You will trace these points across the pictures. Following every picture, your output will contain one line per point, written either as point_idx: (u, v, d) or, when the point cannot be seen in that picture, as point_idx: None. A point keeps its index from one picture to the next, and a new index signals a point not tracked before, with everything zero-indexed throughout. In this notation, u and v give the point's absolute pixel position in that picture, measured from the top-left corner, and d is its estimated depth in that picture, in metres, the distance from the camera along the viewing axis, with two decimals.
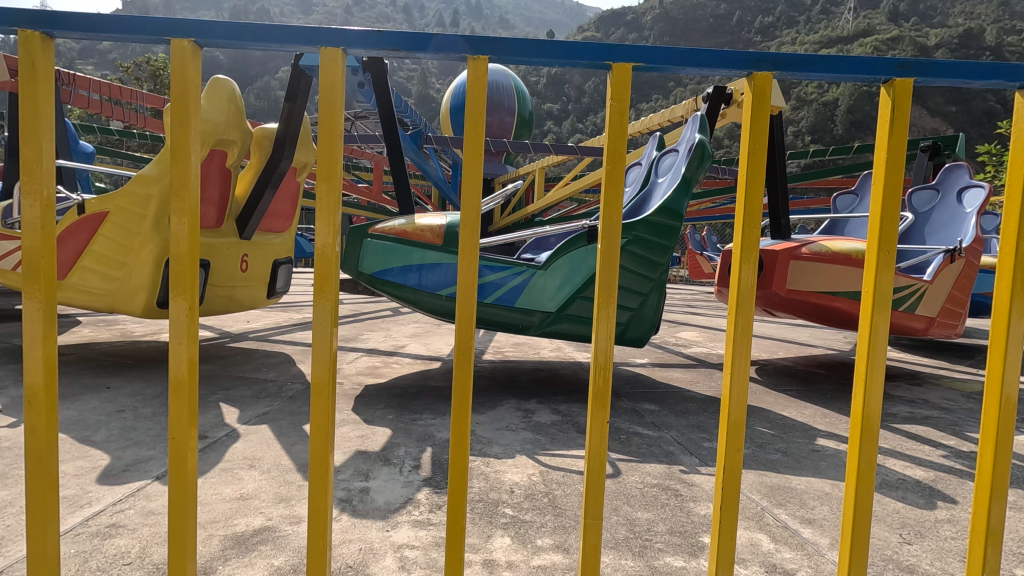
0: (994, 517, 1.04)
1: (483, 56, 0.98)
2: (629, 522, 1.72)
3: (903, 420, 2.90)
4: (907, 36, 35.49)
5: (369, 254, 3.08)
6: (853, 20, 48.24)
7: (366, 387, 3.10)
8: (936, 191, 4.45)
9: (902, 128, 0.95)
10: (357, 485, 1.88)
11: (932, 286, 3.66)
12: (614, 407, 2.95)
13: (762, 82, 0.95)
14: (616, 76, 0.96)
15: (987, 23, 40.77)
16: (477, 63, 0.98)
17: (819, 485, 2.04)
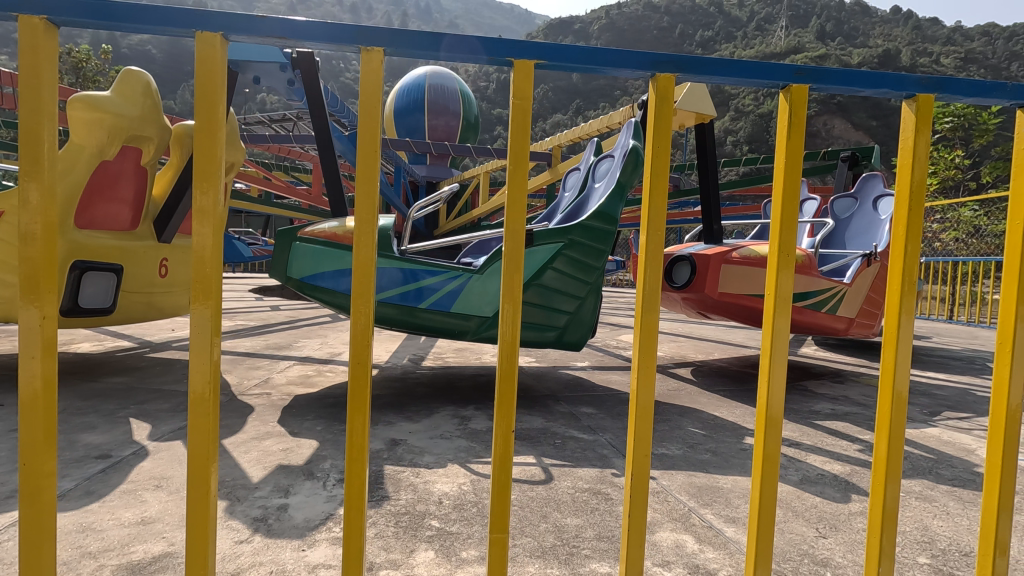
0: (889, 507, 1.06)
1: (377, 48, 0.91)
2: (558, 529, 1.70)
3: (825, 417, 3.04)
4: (832, 55, 37.96)
5: (299, 257, 2.96)
6: (785, 37, 51.09)
7: (295, 398, 2.97)
8: (855, 199, 4.73)
9: (800, 134, 0.97)
10: (275, 502, 1.78)
11: (851, 288, 3.87)
12: (552, 411, 2.95)
13: (664, 84, 0.96)
14: (518, 74, 0.93)
15: (903, 44, 44.11)
16: (370, 55, 0.91)
17: (744, 483, 2.10)
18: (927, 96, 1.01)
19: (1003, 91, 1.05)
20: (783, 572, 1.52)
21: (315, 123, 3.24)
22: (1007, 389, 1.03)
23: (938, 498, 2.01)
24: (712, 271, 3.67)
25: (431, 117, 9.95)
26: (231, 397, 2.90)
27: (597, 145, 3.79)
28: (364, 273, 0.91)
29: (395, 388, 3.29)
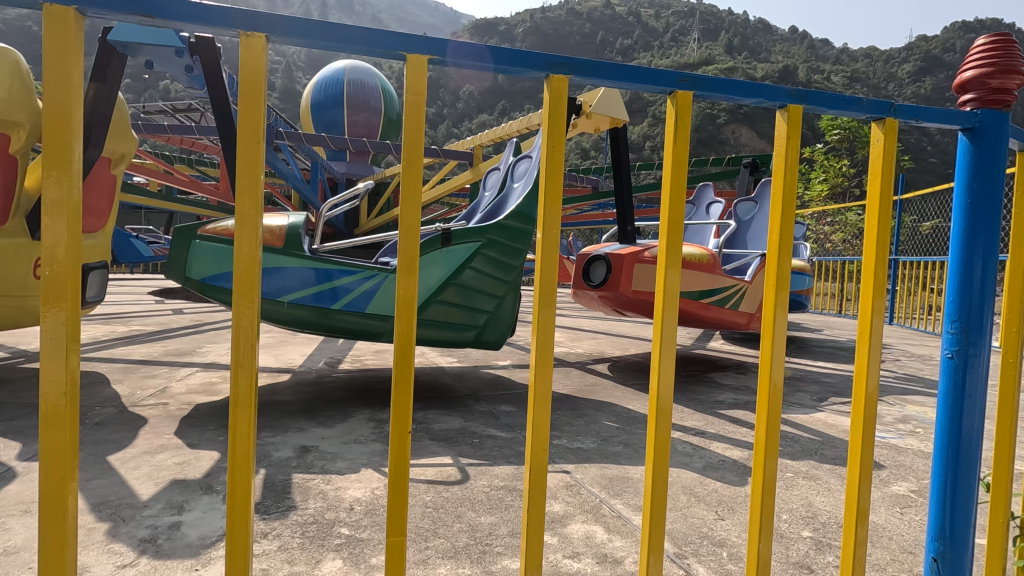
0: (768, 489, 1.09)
1: (258, 35, 0.81)
2: (472, 528, 1.70)
3: (728, 406, 3.25)
4: (739, 69, 40.73)
5: (199, 256, 2.76)
6: (697, 50, 54.19)
7: (197, 407, 2.77)
8: (754, 203, 5.10)
9: (685, 141, 0.98)
10: (167, 520, 1.65)
11: (751, 286, 4.16)
12: (472, 411, 2.94)
13: (559, 87, 0.92)
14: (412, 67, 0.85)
15: (799, 61, 48.06)
16: (250, 41, 0.81)
17: None
18: (796, 107, 1.05)
19: (863, 105, 1.06)
20: (683, 555, 1.61)
21: (214, 111, 2.96)
22: (866, 376, 1.09)
23: (821, 476, 2.21)
24: (626, 270, 3.81)
25: (350, 113, 9.66)
26: (122, 409, 2.66)
27: (517, 146, 3.83)
28: (241, 273, 0.80)
29: (308, 393, 3.15)
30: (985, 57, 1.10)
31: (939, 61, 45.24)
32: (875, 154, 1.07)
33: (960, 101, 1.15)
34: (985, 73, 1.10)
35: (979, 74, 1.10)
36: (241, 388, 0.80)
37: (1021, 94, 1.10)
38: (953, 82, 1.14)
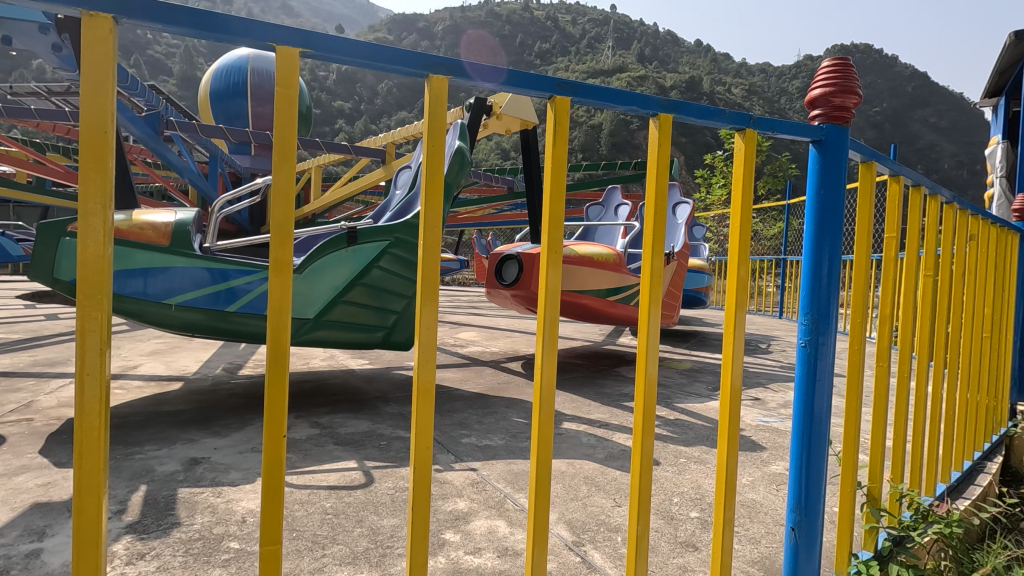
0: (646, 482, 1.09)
1: (105, 15, 0.72)
2: (373, 531, 1.67)
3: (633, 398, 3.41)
4: (650, 78, 42.85)
5: (70, 256, 2.50)
6: (611, 57, 56.29)
7: (68, 422, 2.51)
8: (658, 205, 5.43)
9: (564, 145, 0.98)
10: (24, 549, 1.48)
11: None
12: (380, 413, 2.88)
13: (438, 88, 0.89)
14: (281, 59, 0.79)
15: (703, 73, 51.31)
16: (95, 22, 0.72)
17: (558, 465, 2.27)
18: (666, 116, 1.07)
19: (725, 116, 1.13)
20: (581, 543, 1.67)
21: None
22: (732, 366, 1.17)
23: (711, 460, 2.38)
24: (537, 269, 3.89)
25: (255, 104, 9.11)
26: None
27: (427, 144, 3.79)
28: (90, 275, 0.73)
29: (202, 401, 2.95)
30: (829, 78, 1.24)
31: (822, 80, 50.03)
32: (737, 161, 1.16)
33: (809, 116, 1.29)
34: (830, 91, 1.24)
35: (824, 93, 1.25)
36: (90, 399, 0.74)
37: (858, 113, 1.26)
38: (805, 98, 1.28)
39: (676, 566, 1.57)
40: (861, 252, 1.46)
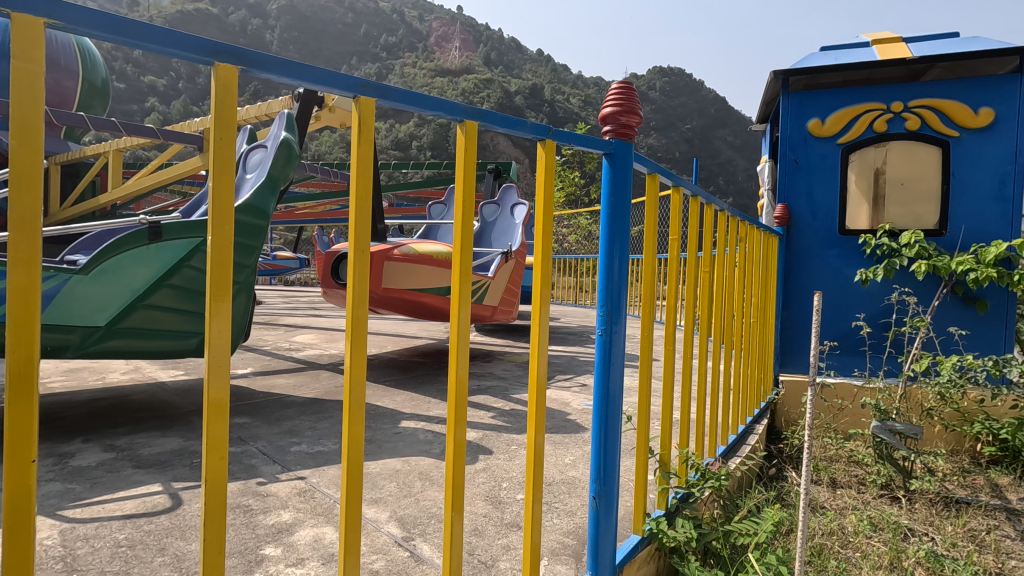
0: (459, 472, 1.14)
1: None
2: (176, 558, 1.51)
3: (472, 392, 3.53)
4: (496, 82, 44.26)
5: None
6: (459, 57, 56.96)
7: None
8: (497, 205, 5.66)
9: (370, 145, 0.98)
10: None
11: (493, 281, 4.62)
12: (195, 428, 2.61)
13: (227, 76, 0.83)
14: (20, 29, 0.68)
15: (545, 82, 54.43)
16: None
17: (392, 464, 2.27)
18: (471, 123, 1.12)
19: (527, 127, 1.23)
20: (410, 537, 1.69)
21: None
22: (537, 358, 1.28)
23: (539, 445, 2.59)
24: (374, 267, 3.84)
25: None
26: None
27: (251, 133, 3.48)
28: None
29: None
30: (617, 99, 1.42)
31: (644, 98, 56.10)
32: (539, 170, 1.27)
33: (602, 131, 1.45)
34: (617, 111, 1.42)
35: (613, 111, 1.42)
36: None
37: (640, 132, 1.45)
38: (597, 115, 1.44)
39: (500, 547, 1.66)
40: (647, 252, 1.70)
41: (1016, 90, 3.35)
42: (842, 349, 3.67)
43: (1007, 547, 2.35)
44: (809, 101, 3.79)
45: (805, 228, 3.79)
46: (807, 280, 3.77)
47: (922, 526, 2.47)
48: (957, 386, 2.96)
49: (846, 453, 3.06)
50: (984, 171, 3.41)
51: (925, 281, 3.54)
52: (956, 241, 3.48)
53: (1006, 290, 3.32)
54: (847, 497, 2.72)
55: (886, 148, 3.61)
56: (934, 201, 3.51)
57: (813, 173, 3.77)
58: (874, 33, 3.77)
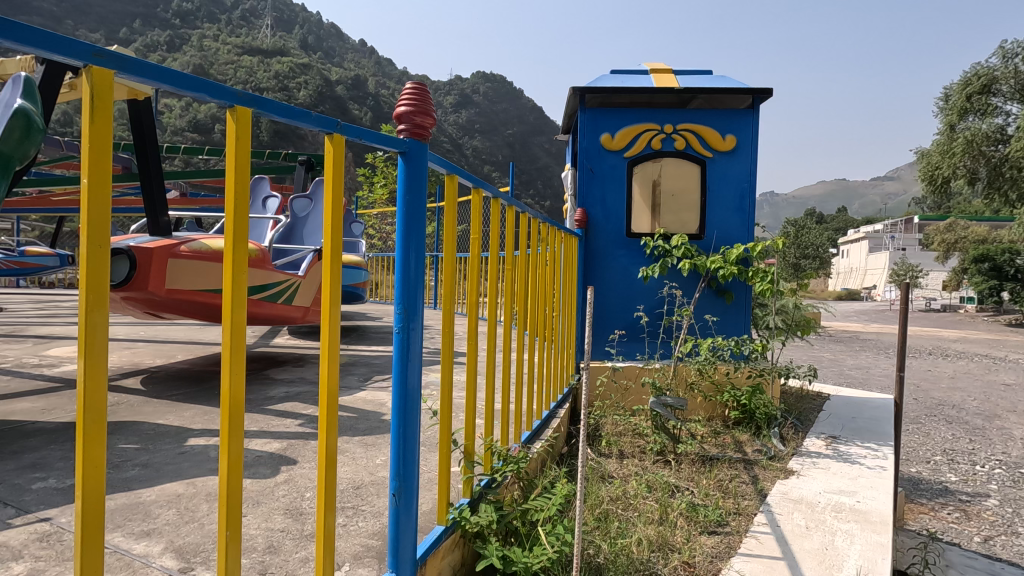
0: (236, 488, 1.05)
1: None
2: None
3: (278, 400, 3.28)
4: (313, 68, 41.58)
5: None
6: (270, 36, 52.21)
7: None
8: (309, 200, 5.35)
9: (109, 124, 0.85)
10: None
11: (305, 280, 4.38)
12: None
13: None
14: None
15: (368, 74, 52.70)
16: None
17: (172, 489, 2.00)
18: (244, 110, 1.03)
19: (311, 119, 1.18)
20: (189, 568, 1.51)
21: None
22: (327, 361, 1.23)
23: (349, 449, 2.53)
24: (156, 266, 3.30)
25: None
26: None
27: None
28: None
29: None
30: (411, 99, 1.44)
31: (467, 100, 57.57)
32: (326, 164, 1.23)
33: (397, 129, 1.46)
34: (412, 111, 1.43)
35: (407, 110, 1.43)
36: None
37: (434, 133, 1.49)
38: (392, 113, 1.44)
39: (298, 560, 1.58)
40: (447, 250, 1.77)
41: (750, 123, 4.16)
42: (628, 336, 4.21)
43: (742, 490, 2.93)
44: (601, 117, 4.25)
45: (600, 230, 4.26)
46: (601, 277, 4.24)
47: (685, 482, 2.95)
48: (710, 363, 3.60)
49: (631, 428, 3.52)
50: (729, 187, 4.18)
51: (689, 277, 4.22)
52: (711, 244, 4.21)
53: (745, 284, 4.11)
54: (631, 465, 3.13)
55: (660, 164, 4.21)
56: (695, 210, 4.19)
57: (605, 182, 4.25)
58: (653, 63, 4.37)
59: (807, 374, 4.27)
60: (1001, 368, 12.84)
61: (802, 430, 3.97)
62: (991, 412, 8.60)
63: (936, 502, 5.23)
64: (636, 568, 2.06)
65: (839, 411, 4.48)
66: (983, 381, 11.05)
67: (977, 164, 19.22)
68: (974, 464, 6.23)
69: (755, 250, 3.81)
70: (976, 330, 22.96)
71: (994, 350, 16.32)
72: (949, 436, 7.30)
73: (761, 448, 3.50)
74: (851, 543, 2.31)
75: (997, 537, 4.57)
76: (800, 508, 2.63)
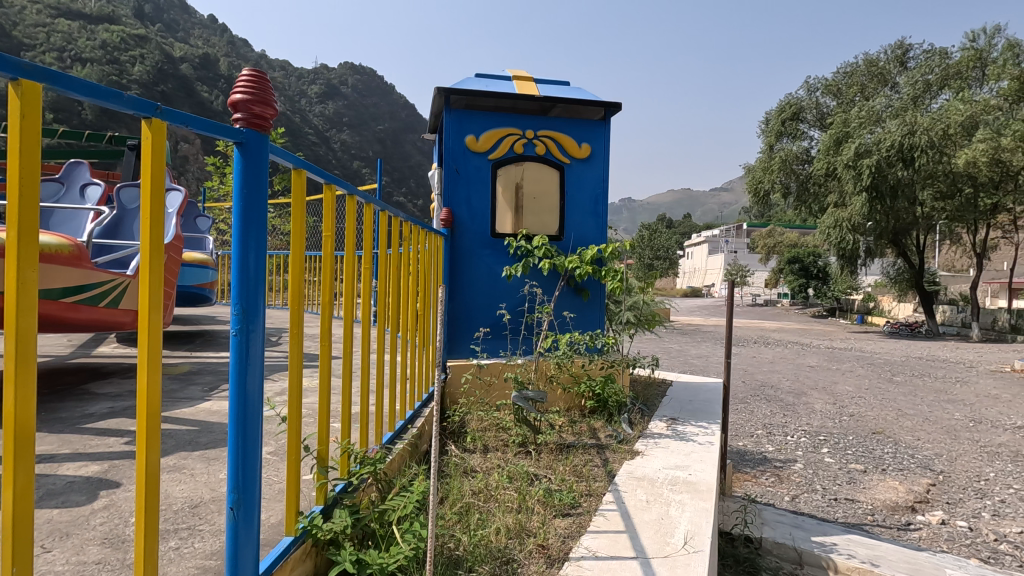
0: (27, 523, 0.93)
1: None
2: None
3: (99, 417, 2.87)
4: (152, 41, 36.85)
5: None
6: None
7: None
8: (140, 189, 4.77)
9: None
10: None
11: (134, 281, 3.93)
12: None
13: None
14: None
15: (220, 54, 47.99)
16: None
17: None
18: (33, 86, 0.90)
19: (123, 99, 1.06)
20: None
21: None
22: (144, 373, 1.12)
23: (188, 465, 2.30)
24: None
25: None
26: None
27: None
28: None
29: None
30: (247, 87, 1.36)
31: (335, 91, 54.93)
32: (143, 152, 1.11)
33: (232, 118, 1.36)
34: (249, 100, 1.35)
35: (244, 99, 1.35)
36: None
37: (275, 124, 1.42)
38: (226, 100, 1.34)
39: None
40: (295, 248, 1.69)
41: (603, 133, 4.49)
42: (492, 334, 4.34)
43: (595, 473, 3.17)
44: (466, 119, 4.31)
45: (465, 230, 4.32)
46: (466, 277, 4.30)
47: (543, 470, 3.12)
48: (568, 357, 3.82)
49: (494, 422, 3.62)
50: (585, 192, 4.48)
51: (549, 276, 4.45)
52: (569, 245, 4.48)
53: (600, 283, 4.44)
54: (494, 459, 3.23)
55: (523, 167, 4.38)
56: (555, 212, 4.43)
57: (470, 183, 4.32)
58: (515, 71, 4.54)
59: (650, 363, 4.72)
60: (807, 353, 15.27)
61: (648, 414, 4.39)
62: (799, 390, 10.18)
63: (757, 470, 6.09)
64: (495, 555, 2.14)
65: (679, 395, 5.02)
66: (794, 364, 13.06)
67: (789, 180, 22.64)
68: (785, 435, 7.35)
69: (608, 251, 4.13)
70: (790, 321, 27.03)
71: (802, 338, 19.33)
72: (767, 412, 8.51)
73: (612, 433, 3.81)
74: (683, 511, 2.61)
75: (800, 495, 5.44)
76: (642, 485, 2.91)
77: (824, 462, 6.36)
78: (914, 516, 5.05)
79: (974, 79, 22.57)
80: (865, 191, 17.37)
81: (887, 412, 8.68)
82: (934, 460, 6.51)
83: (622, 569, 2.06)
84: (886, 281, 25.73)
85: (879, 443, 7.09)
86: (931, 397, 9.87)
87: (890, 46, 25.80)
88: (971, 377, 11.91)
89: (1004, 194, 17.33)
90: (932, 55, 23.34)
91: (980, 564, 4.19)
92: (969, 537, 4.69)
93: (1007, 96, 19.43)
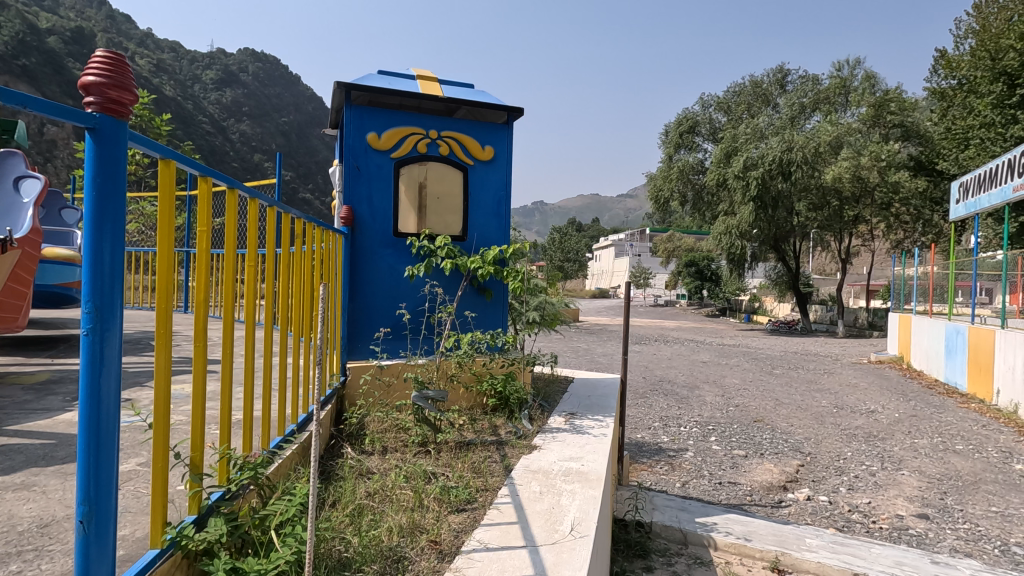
0: None
1: None
2: None
3: None
4: (12, 8, 32.38)
5: None
6: None
7: None
8: None
9: None
10: None
11: None
12: None
13: None
14: None
15: (96, 29, 43.15)
16: None
17: None
18: None
19: None
20: None
21: None
22: None
23: (39, 482, 2.07)
24: None
25: None
26: None
27: None
28: None
29: None
30: (101, 68, 1.26)
31: (233, 78, 51.36)
32: None
33: (83, 101, 1.26)
34: (103, 83, 1.26)
35: (96, 82, 1.25)
36: None
37: (134, 111, 1.34)
38: (76, 82, 1.24)
39: None
40: (161, 245, 1.59)
41: (505, 137, 4.59)
42: (391, 334, 4.31)
43: (492, 468, 3.25)
44: (367, 115, 4.23)
45: (366, 229, 4.23)
46: (367, 277, 4.22)
47: (441, 468, 3.14)
48: (469, 356, 3.87)
49: (394, 423, 3.58)
50: (487, 194, 4.56)
51: (451, 276, 4.48)
52: (471, 245, 4.53)
53: (502, 283, 4.54)
54: (392, 459, 3.21)
55: (426, 167, 4.36)
56: (458, 214, 4.46)
57: (371, 181, 4.23)
58: (419, 70, 4.53)
59: (548, 360, 4.89)
60: (700, 349, 16.45)
61: (548, 410, 4.54)
62: (693, 385, 10.95)
63: (653, 459, 6.48)
64: (384, 555, 2.13)
65: (578, 391, 5.25)
66: (689, 360, 14.03)
67: (685, 189, 24.27)
68: (679, 426, 7.87)
69: (508, 252, 4.23)
70: (688, 321, 28.95)
71: (697, 336, 20.81)
72: (664, 405, 9.08)
73: (512, 429, 3.92)
74: (573, 500, 2.74)
75: (690, 481, 5.86)
76: (537, 477, 3.01)
77: (711, 450, 6.90)
78: (785, 495, 5.62)
79: (839, 104, 25.52)
80: (751, 201, 19.01)
81: (767, 402, 9.57)
82: (803, 444, 7.28)
83: (511, 558, 2.13)
84: (768, 283, 28.35)
85: (758, 430, 7.80)
86: (803, 387, 11.00)
87: (771, 71, 28.47)
88: (835, 368, 13.44)
89: (862, 207, 19.69)
90: (807, 80, 25.99)
91: (835, 532, 4.77)
92: (828, 509, 5.30)
93: (865, 121, 22.08)
